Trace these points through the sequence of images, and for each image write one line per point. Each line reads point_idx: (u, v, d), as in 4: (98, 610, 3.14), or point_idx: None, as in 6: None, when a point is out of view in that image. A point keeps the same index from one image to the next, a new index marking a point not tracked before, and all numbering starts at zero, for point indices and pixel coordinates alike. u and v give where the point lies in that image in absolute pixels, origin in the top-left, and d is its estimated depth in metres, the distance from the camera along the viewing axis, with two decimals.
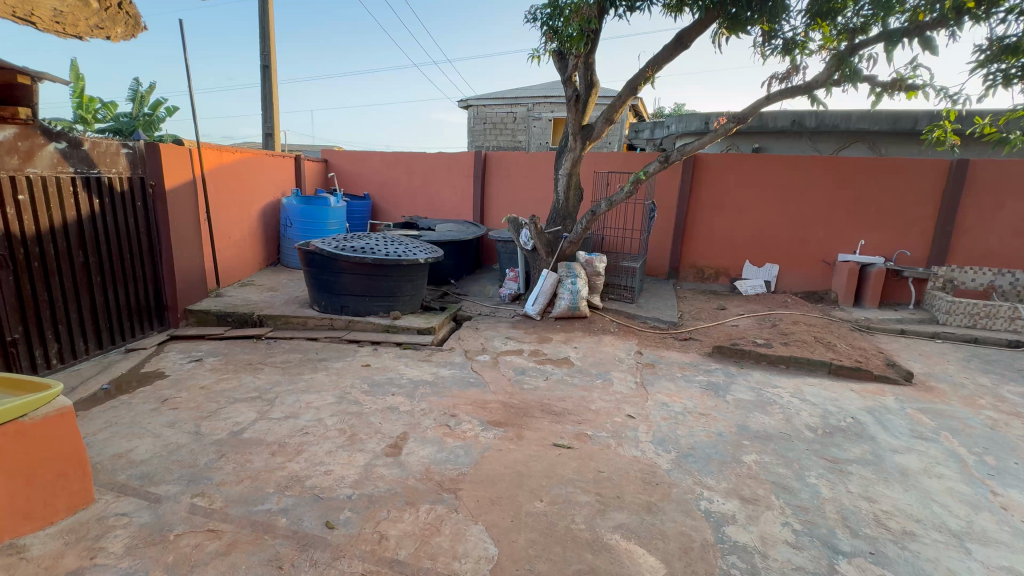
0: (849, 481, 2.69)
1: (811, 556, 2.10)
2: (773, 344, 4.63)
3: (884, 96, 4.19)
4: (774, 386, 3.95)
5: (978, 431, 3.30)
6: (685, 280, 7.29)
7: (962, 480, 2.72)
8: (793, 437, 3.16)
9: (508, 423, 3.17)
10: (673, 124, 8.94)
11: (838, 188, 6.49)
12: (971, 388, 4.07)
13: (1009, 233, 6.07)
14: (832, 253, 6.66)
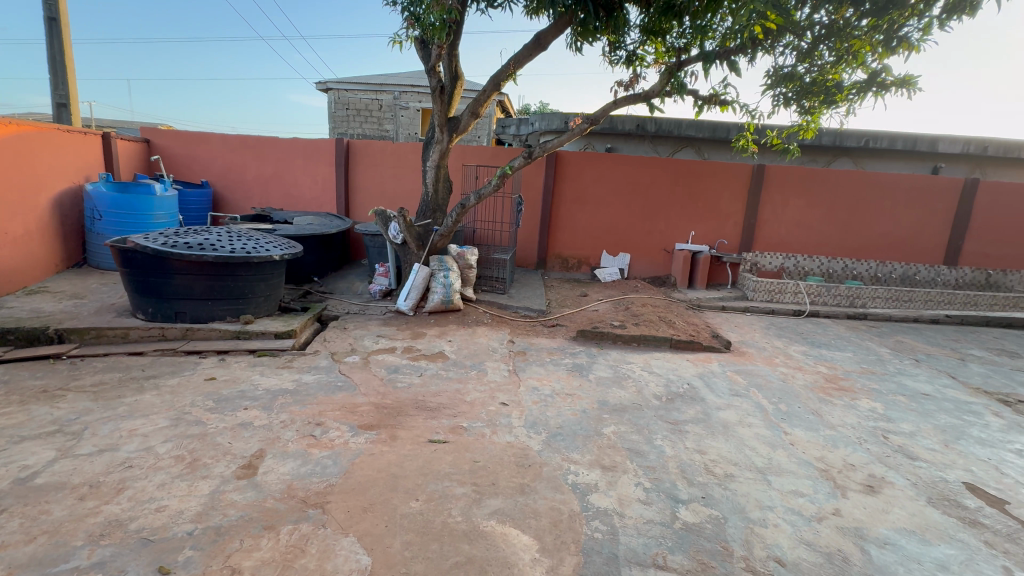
0: (686, 438, 3.14)
1: (658, 508, 2.41)
2: (626, 325, 5.19)
3: (704, 108, 4.91)
4: (628, 363, 4.43)
5: (775, 385, 4.11)
6: (552, 270, 7.77)
7: (765, 426, 3.36)
8: (643, 406, 3.57)
9: (381, 425, 3.05)
10: (538, 121, 9.40)
11: (674, 186, 7.47)
12: (770, 350, 5.05)
13: (794, 225, 7.59)
14: (671, 243, 7.65)
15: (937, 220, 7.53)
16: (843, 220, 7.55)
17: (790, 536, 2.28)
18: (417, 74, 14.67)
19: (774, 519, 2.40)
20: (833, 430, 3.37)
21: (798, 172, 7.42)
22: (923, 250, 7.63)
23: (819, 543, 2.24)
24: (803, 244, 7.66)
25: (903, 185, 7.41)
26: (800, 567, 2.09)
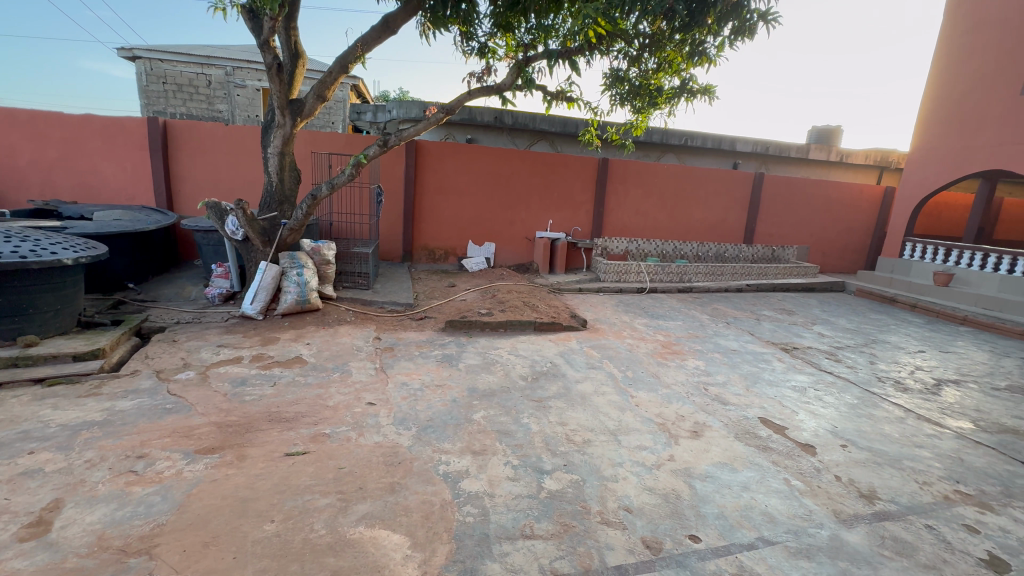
0: (550, 413, 3.37)
1: (525, 482, 2.55)
2: (493, 312, 5.35)
3: (553, 104, 5.24)
4: (496, 349, 4.57)
5: (622, 355, 4.63)
6: (418, 262, 7.64)
7: (615, 392, 3.78)
8: (510, 388, 3.73)
9: (225, 446, 2.69)
10: (395, 109, 9.09)
11: (531, 177, 7.86)
12: (618, 324, 5.66)
13: (634, 212, 8.57)
14: (532, 231, 8.06)
15: (738, 207, 9.17)
16: (671, 207, 8.76)
17: (636, 485, 2.60)
18: (252, 49, 13.03)
19: (624, 474, 2.71)
20: (668, 388, 3.92)
21: (635, 165, 8.37)
22: (729, 231, 9.24)
23: (658, 487, 2.60)
24: (642, 229, 8.70)
25: (713, 177, 8.85)
26: (644, 510, 2.40)
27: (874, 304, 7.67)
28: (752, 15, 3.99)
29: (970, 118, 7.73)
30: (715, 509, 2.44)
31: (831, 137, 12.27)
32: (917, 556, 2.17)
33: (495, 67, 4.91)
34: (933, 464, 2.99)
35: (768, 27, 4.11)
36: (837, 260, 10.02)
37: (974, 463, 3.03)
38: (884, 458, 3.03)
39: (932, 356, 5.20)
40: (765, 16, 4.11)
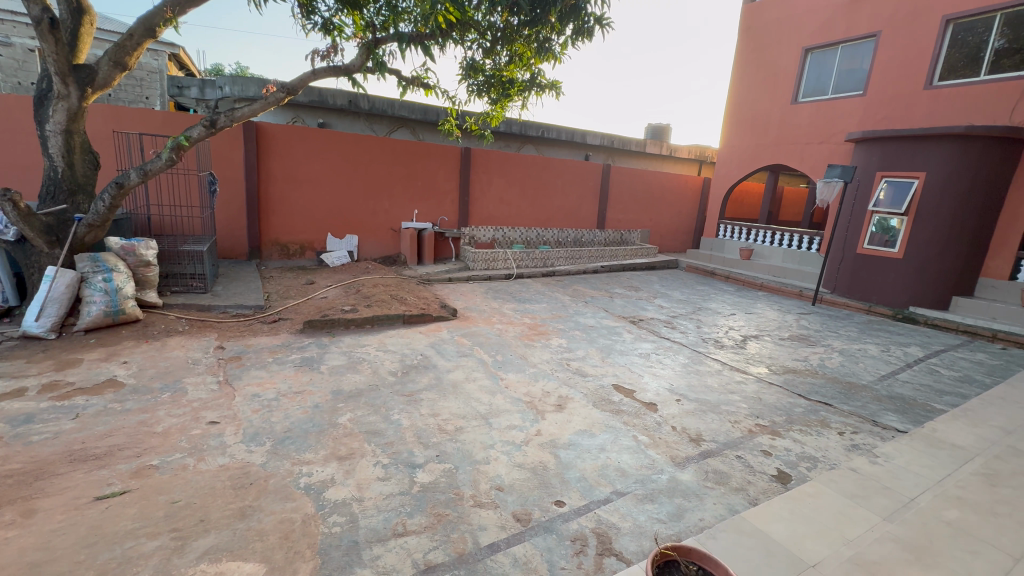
0: (421, 406, 3.32)
1: (396, 480, 2.48)
2: (358, 307, 5.07)
3: (409, 90, 5.08)
4: (362, 346, 4.35)
5: (492, 340, 4.77)
6: (269, 259, 6.87)
7: (486, 377, 3.88)
8: (379, 386, 3.58)
9: (3, 502, 2.12)
10: (227, 85, 8.03)
11: (393, 165, 7.57)
12: (488, 311, 5.80)
13: (498, 202, 8.82)
14: (397, 222, 7.79)
15: (590, 196, 10.01)
16: (532, 196, 9.21)
17: (506, 463, 2.71)
18: None
19: (495, 455, 2.80)
20: (534, 367, 4.15)
21: (497, 155, 8.60)
22: (584, 218, 10.05)
23: (526, 462, 2.75)
24: (506, 217, 9.00)
25: (568, 168, 9.52)
26: (514, 486, 2.51)
27: (699, 277, 9.05)
28: (589, 20, 4.34)
29: (759, 122, 9.47)
30: (577, 472, 2.66)
31: (662, 134, 14.01)
32: (730, 482, 2.64)
33: (342, 46, 4.58)
34: (741, 405, 3.65)
35: (603, 31, 4.51)
36: (671, 241, 11.57)
37: (768, 400, 3.78)
38: (707, 406, 3.61)
39: (740, 317, 6.34)
40: (601, 21, 4.50)
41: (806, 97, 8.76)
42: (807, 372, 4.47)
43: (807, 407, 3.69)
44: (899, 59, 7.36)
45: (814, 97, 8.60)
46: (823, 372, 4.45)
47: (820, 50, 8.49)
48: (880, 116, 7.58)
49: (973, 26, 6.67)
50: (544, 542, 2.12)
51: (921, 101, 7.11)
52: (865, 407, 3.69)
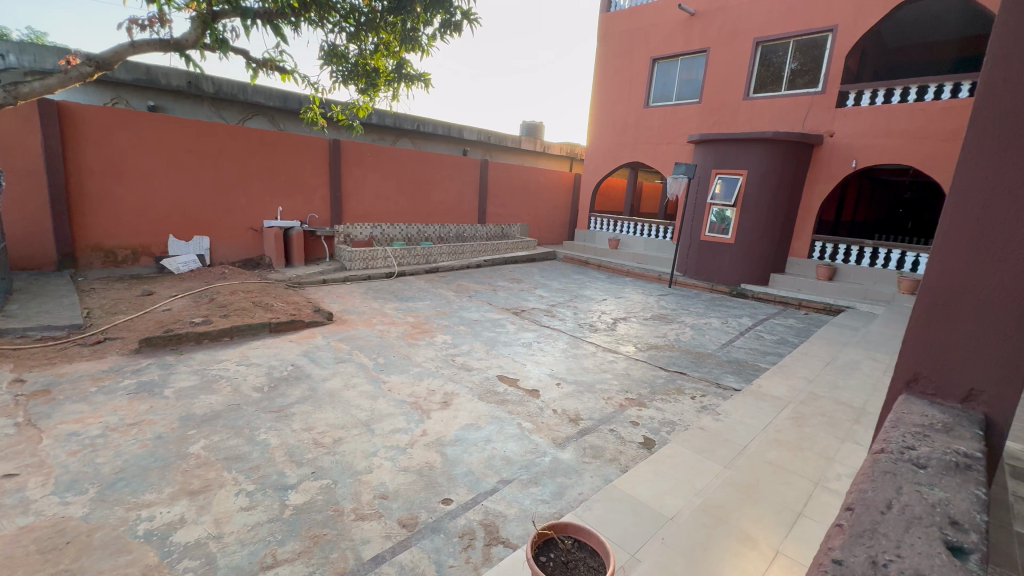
0: (293, 421, 3.03)
1: (263, 508, 2.23)
2: (212, 318, 4.46)
3: (261, 73, 4.56)
4: (219, 362, 3.83)
5: (373, 342, 4.55)
6: (89, 268, 5.70)
7: (367, 382, 3.68)
8: (241, 404, 3.19)
9: None
10: (13, 53, 6.47)
11: (248, 157, 6.77)
12: (368, 312, 5.52)
13: (374, 198, 8.42)
14: (258, 220, 7.01)
15: (470, 191, 10.09)
16: (410, 191, 8.98)
17: (391, 469, 2.61)
18: None
19: (379, 462, 2.67)
20: (419, 366, 4.05)
21: (370, 149, 8.21)
22: (465, 213, 10.09)
23: (412, 465, 2.67)
24: (383, 214, 8.64)
25: (445, 163, 9.47)
26: (400, 492, 2.42)
27: (575, 267, 9.67)
28: (456, 13, 4.32)
29: (619, 123, 10.38)
30: (464, 467, 2.66)
31: (536, 131, 14.63)
32: (605, 454, 2.86)
33: (169, 15, 3.92)
34: (613, 382, 3.98)
35: (470, 26, 4.52)
36: (548, 234, 12.17)
37: (635, 374, 4.18)
38: (584, 386, 3.87)
39: (611, 302, 6.92)
40: (468, 16, 4.51)
41: (655, 102, 9.80)
42: (666, 346, 5.04)
43: (666, 377, 4.16)
44: (725, 72, 8.59)
45: (662, 102, 9.66)
46: (678, 345, 5.05)
47: (665, 60, 9.53)
48: (712, 121, 8.79)
49: (775, 48, 8.06)
50: (432, 543, 2.08)
51: (741, 110, 8.42)
52: (710, 372, 4.28)
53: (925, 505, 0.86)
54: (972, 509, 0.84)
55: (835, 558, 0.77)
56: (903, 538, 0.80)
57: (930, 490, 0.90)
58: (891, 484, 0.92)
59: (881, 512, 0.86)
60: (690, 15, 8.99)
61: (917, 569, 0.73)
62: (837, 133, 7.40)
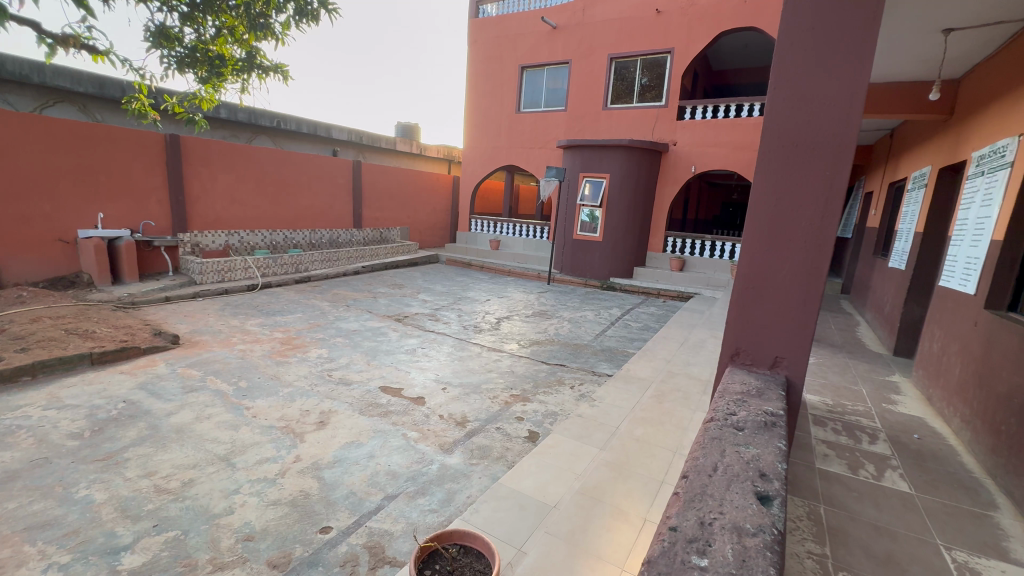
0: (126, 469, 2.54)
1: None
2: (4, 355, 3.54)
3: (59, 50, 3.73)
4: (16, 409, 3.06)
5: (233, 364, 4.03)
6: None
7: (226, 410, 3.24)
8: (50, 458, 2.58)
9: None
10: None
11: (53, 153, 5.55)
12: (226, 331, 4.88)
13: (228, 202, 7.49)
14: (70, 230, 5.77)
15: (342, 194, 9.52)
16: (272, 194, 8.17)
17: (257, 505, 2.32)
18: None
19: (241, 500, 2.36)
20: (289, 386, 3.68)
21: (218, 146, 7.25)
22: (338, 218, 9.48)
23: (283, 496, 2.40)
24: (239, 219, 7.71)
25: (311, 163, 8.80)
26: (268, 530, 2.16)
27: (458, 269, 9.67)
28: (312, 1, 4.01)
29: (493, 127, 10.63)
30: (344, 490, 2.48)
31: (412, 132, 14.34)
32: (492, 453, 2.89)
33: None
34: (498, 381, 4.05)
35: (329, 17, 4.23)
36: (430, 237, 11.99)
37: (519, 371, 4.31)
38: (470, 388, 3.88)
39: (494, 302, 7.06)
40: (326, 6, 4.21)
41: (526, 108, 10.23)
42: (547, 341, 5.28)
43: (548, 370, 4.37)
44: (586, 83, 9.30)
45: (532, 108, 10.12)
46: (558, 339, 5.34)
47: (532, 68, 9.99)
48: (577, 128, 9.46)
49: (627, 64, 8.95)
50: None
51: (601, 118, 9.19)
52: (586, 362, 4.59)
53: (741, 463, 1.01)
54: (775, 461, 1.01)
55: (671, 525, 0.84)
56: (725, 495, 0.92)
57: (746, 449, 1.06)
58: (717, 449, 1.06)
59: (709, 475, 0.98)
60: (553, 28, 9.55)
61: (735, 521, 0.85)
62: (679, 142, 8.47)
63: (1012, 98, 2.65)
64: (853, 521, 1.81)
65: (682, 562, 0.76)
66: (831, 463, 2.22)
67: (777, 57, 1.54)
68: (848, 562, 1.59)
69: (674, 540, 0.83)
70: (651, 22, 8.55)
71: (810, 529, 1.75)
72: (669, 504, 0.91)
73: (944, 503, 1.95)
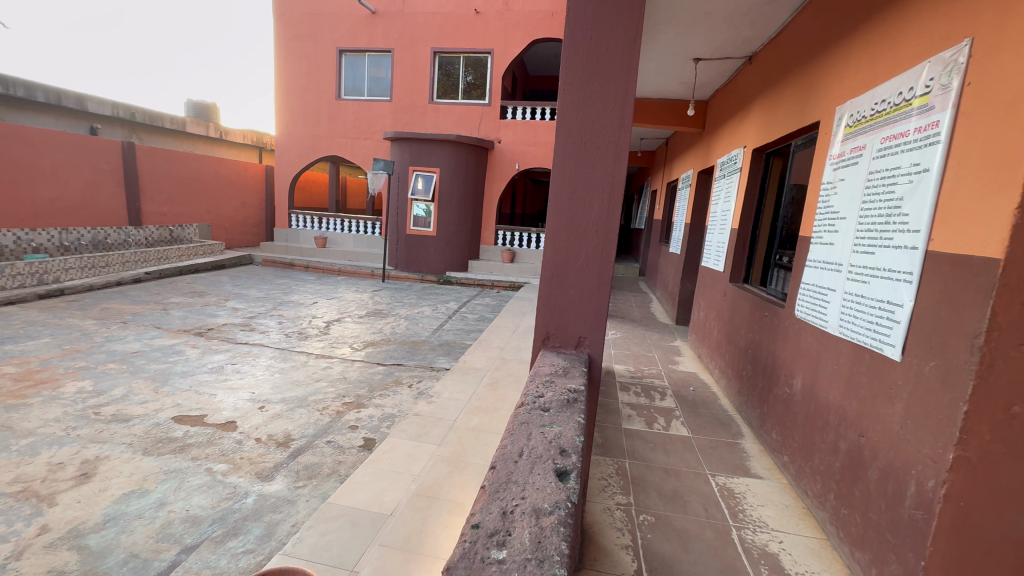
0: None
1: None
2: None
3: None
4: None
5: None
6: None
7: None
8: None
9: None
10: None
11: None
12: None
13: None
14: None
15: (106, 183, 7.62)
16: None
17: None
18: None
19: None
20: (29, 436, 2.78)
21: None
22: (101, 213, 7.54)
23: None
24: None
25: (56, 144, 6.86)
26: None
27: (278, 271, 8.60)
28: None
29: (310, 113, 9.68)
30: (120, 555, 1.97)
31: (208, 113, 12.22)
32: (321, 471, 2.62)
33: None
34: (328, 390, 3.71)
35: None
36: (241, 235, 10.40)
37: (351, 376, 4.01)
38: (294, 402, 3.46)
39: (322, 304, 6.47)
40: None
41: (347, 95, 9.57)
42: (383, 341, 5.05)
43: (384, 371, 4.18)
44: (410, 75, 9.10)
45: (354, 96, 9.51)
46: (394, 338, 5.15)
47: (352, 52, 9.37)
48: (405, 120, 9.21)
49: (450, 60, 9.04)
50: None
51: (428, 112, 9.12)
52: (424, 358, 4.53)
53: (545, 444, 1.07)
54: (574, 436, 1.11)
55: (475, 523, 0.84)
56: (528, 477, 0.97)
57: (549, 429, 1.14)
58: (524, 433, 1.11)
59: (515, 461, 1.02)
60: (372, 13, 9.08)
61: (534, 504, 0.89)
62: (504, 140, 8.91)
63: (741, 118, 3.40)
64: (649, 468, 2.14)
65: (480, 559, 0.75)
66: (633, 422, 2.59)
67: (565, 55, 1.62)
68: (646, 504, 1.87)
69: (476, 537, 0.83)
70: (470, 20, 8.75)
71: (618, 483, 2.01)
72: (474, 501, 0.90)
73: (710, 439, 2.44)
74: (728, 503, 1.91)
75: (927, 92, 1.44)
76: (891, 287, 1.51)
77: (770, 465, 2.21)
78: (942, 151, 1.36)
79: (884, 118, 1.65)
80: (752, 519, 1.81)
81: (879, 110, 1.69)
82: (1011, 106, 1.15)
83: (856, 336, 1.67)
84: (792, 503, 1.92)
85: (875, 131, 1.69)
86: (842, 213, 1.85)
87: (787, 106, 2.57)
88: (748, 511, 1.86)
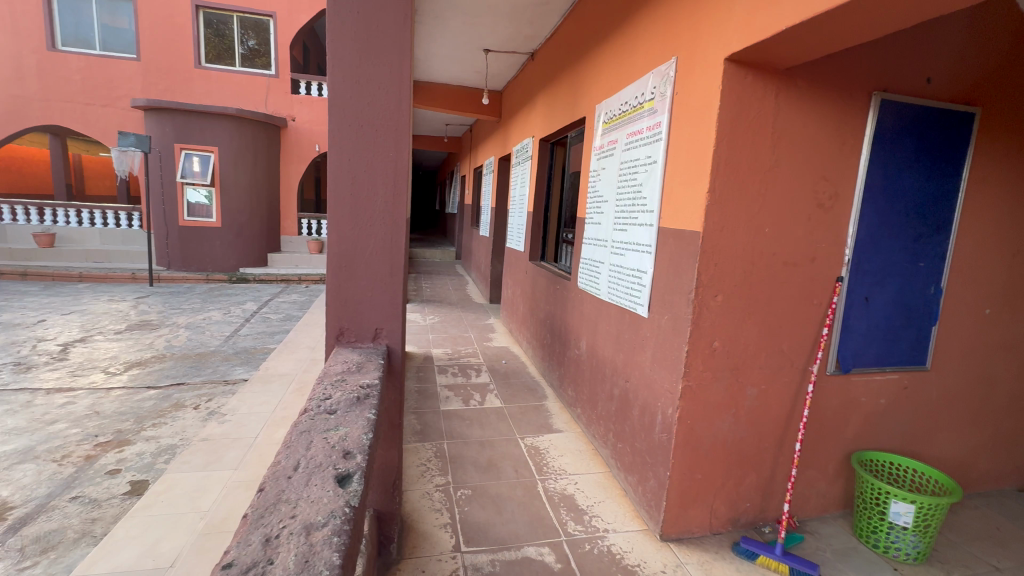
0: None
1: None
2: None
3: None
4: None
5: None
6: None
7: None
8: None
9: None
10: None
11: None
12: None
13: None
14: None
15: None
16: None
17: None
18: None
19: None
20: None
21: None
22: None
23: None
24: None
25: None
26: None
27: None
28: None
29: (5, 65, 7.11)
30: None
31: None
32: (63, 539, 2.01)
33: None
34: (70, 433, 2.85)
35: None
36: None
37: (107, 410, 3.16)
38: (10, 458, 2.56)
39: (54, 321, 4.92)
40: None
41: (66, 46, 7.30)
42: (155, 358, 4.12)
43: (157, 396, 3.41)
44: (164, 30, 7.40)
45: (78, 48, 7.32)
46: (171, 352, 4.24)
47: None
48: (162, 86, 7.50)
49: (220, 18, 7.64)
50: None
51: (195, 79, 7.58)
52: (214, 372, 3.85)
53: (326, 450, 1.01)
54: (361, 435, 1.07)
55: (227, 562, 0.73)
56: (302, 491, 0.90)
57: (334, 432, 1.07)
58: (303, 443, 1.03)
59: (288, 477, 0.93)
60: None
61: (306, 520, 0.82)
62: (298, 118, 8.01)
63: (528, 108, 3.71)
64: (465, 444, 2.22)
65: None
66: (450, 402, 2.66)
67: (331, 27, 1.49)
68: (463, 480, 1.95)
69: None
70: None
71: (436, 466, 2.04)
72: (231, 536, 0.79)
73: (520, 406, 2.67)
74: (535, 460, 2.12)
75: (653, 97, 1.77)
76: (639, 257, 1.84)
77: (568, 418, 2.53)
78: (664, 147, 1.70)
79: (627, 117, 1.97)
80: (553, 469, 2.05)
81: (623, 110, 2.01)
82: (701, 114, 1.50)
83: (620, 300, 2.00)
84: (584, 448, 2.24)
85: (622, 128, 2.02)
86: (604, 197, 2.17)
87: (562, 101, 2.89)
88: (551, 463, 2.10)
